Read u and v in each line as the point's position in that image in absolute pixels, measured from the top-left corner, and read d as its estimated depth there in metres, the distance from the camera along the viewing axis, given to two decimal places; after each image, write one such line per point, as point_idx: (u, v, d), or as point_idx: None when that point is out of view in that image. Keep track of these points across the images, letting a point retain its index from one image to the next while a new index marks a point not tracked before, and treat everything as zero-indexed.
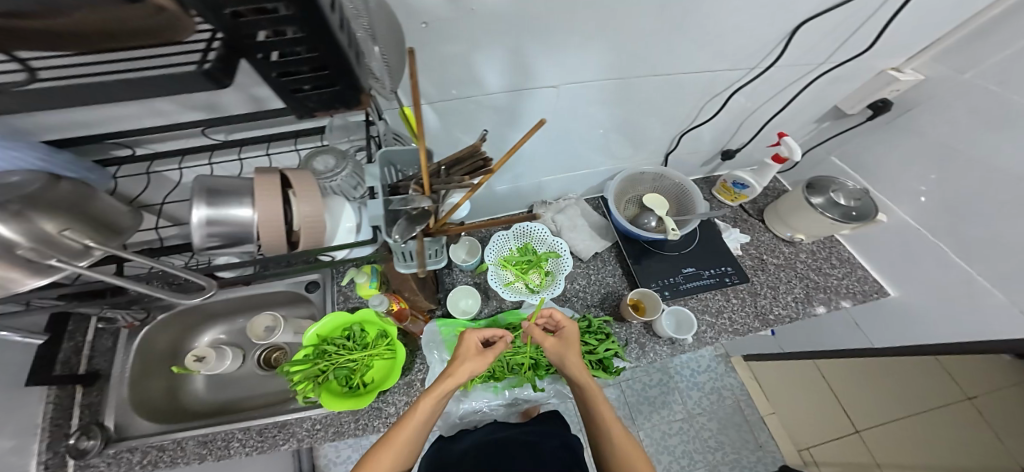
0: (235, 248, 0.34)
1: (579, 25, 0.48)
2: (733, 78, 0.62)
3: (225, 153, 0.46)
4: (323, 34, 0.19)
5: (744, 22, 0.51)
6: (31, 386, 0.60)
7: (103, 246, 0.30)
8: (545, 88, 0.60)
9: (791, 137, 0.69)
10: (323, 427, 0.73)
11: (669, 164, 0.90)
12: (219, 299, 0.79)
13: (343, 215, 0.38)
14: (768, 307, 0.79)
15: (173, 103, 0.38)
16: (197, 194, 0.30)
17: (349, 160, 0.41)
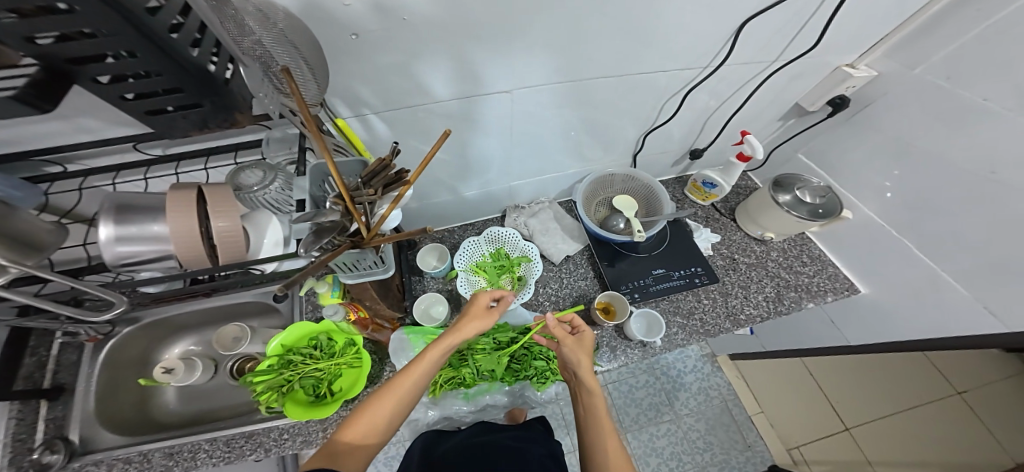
0: (153, 265, 0.34)
1: (518, 33, 0.48)
2: (686, 79, 0.62)
3: (161, 168, 0.46)
4: (157, 54, 0.22)
5: (688, 24, 0.50)
6: None
7: (16, 265, 0.30)
8: (495, 93, 0.59)
9: (753, 135, 0.68)
10: (290, 437, 0.73)
11: (639, 165, 0.90)
12: (187, 310, 0.79)
13: (269, 229, 0.38)
14: (739, 307, 0.79)
15: (94, 121, 0.38)
16: (105, 212, 0.30)
17: (277, 173, 0.41)
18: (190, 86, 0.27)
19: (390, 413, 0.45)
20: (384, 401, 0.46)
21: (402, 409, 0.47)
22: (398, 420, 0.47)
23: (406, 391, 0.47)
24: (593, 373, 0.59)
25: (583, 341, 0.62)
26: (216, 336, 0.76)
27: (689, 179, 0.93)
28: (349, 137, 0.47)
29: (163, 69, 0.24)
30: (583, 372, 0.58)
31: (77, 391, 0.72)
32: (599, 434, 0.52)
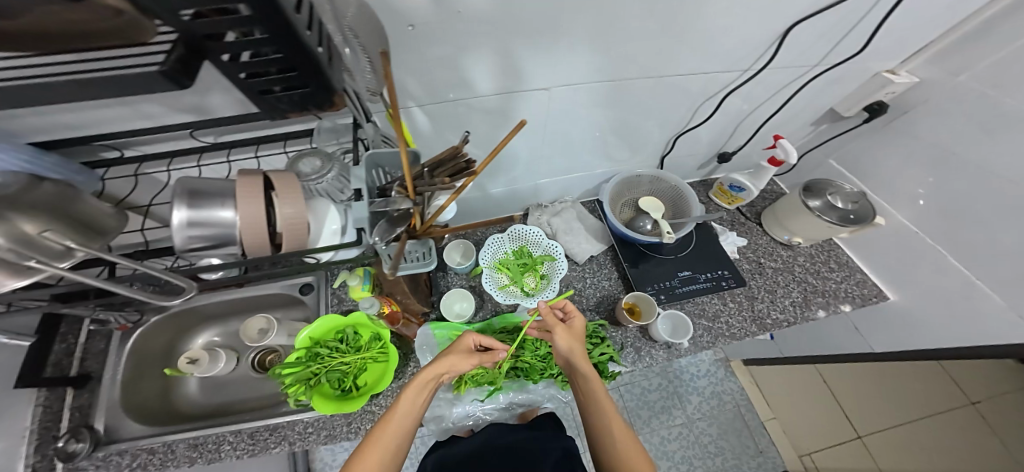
0: (219, 251, 0.34)
1: (563, 29, 0.48)
2: (725, 81, 0.62)
3: (213, 156, 0.46)
4: (289, 31, 0.20)
5: (734, 26, 0.50)
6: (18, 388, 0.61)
7: (86, 248, 0.30)
8: (535, 90, 0.59)
9: (787, 139, 0.68)
10: (315, 430, 0.72)
11: (666, 167, 0.90)
12: (214, 300, 0.79)
13: (328, 217, 0.38)
14: (765, 311, 0.78)
15: (159, 106, 0.38)
16: (178, 196, 0.30)
17: (335, 161, 0.41)
18: (314, 79, 0.24)
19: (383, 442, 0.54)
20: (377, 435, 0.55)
21: (393, 439, 0.55)
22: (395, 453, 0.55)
23: (394, 425, 0.56)
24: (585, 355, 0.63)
25: (573, 328, 0.66)
26: (243, 327, 0.76)
27: (715, 182, 0.93)
28: None
29: (293, 55, 0.22)
30: (577, 356, 0.62)
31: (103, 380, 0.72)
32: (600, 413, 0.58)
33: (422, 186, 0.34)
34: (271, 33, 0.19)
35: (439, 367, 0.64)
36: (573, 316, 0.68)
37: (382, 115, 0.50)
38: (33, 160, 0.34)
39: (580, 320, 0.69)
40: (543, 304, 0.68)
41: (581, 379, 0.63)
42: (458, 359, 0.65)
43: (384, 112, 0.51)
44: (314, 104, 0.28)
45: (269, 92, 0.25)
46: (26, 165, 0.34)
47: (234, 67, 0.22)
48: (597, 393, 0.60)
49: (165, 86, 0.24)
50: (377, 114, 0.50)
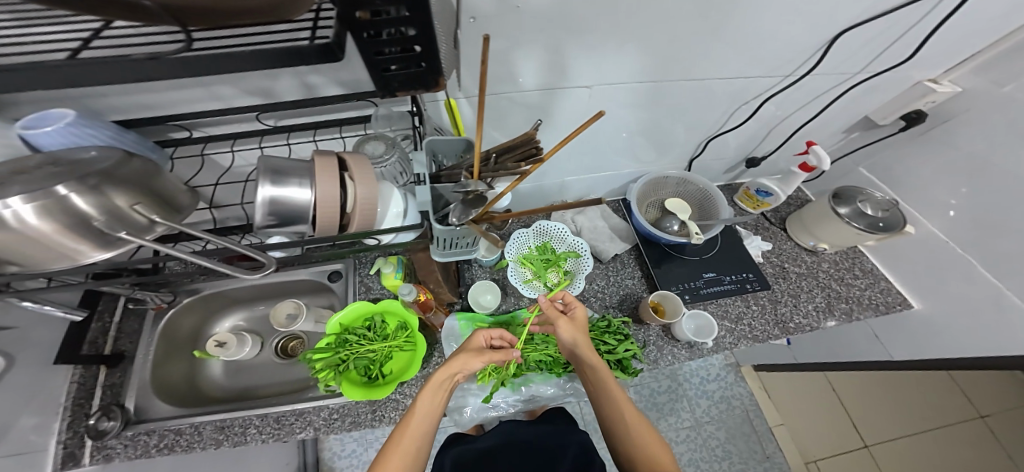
0: (289, 229, 0.35)
1: (619, 31, 0.49)
2: (764, 86, 0.63)
3: (274, 139, 0.49)
4: (428, 8, 0.22)
5: (785, 31, 0.51)
6: (58, 364, 0.63)
7: (164, 222, 0.32)
8: (577, 88, 0.59)
9: (820, 146, 0.68)
10: (339, 417, 0.73)
11: (693, 169, 0.91)
12: (239, 287, 0.82)
13: (392, 201, 0.42)
14: (788, 315, 0.79)
15: (231, 88, 0.40)
16: (262, 174, 0.31)
17: (396, 148, 0.46)
18: (431, 60, 0.27)
19: (409, 442, 0.57)
20: (402, 435, 0.58)
21: (419, 440, 0.58)
22: (421, 452, 0.58)
23: (416, 425, 0.58)
24: (590, 346, 0.65)
25: (576, 320, 0.67)
26: (271, 312, 0.76)
27: (740, 186, 0.94)
28: (454, 116, 0.52)
29: (423, 34, 0.24)
30: (581, 346, 0.65)
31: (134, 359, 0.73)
32: (614, 400, 0.62)
33: (485, 172, 0.40)
34: (413, 11, 0.22)
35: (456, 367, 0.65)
36: (574, 307, 0.69)
37: (438, 104, 0.53)
38: (117, 137, 0.37)
39: (581, 310, 0.69)
40: (543, 298, 0.69)
41: (588, 369, 0.65)
42: (473, 358, 0.66)
43: (437, 101, 0.52)
44: (421, 84, 0.29)
45: (388, 74, 0.27)
46: (112, 140, 0.36)
47: (371, 44, 0.24)
48: (605, 382, 0.63)
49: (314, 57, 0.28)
50: (434, 103, 0.53)
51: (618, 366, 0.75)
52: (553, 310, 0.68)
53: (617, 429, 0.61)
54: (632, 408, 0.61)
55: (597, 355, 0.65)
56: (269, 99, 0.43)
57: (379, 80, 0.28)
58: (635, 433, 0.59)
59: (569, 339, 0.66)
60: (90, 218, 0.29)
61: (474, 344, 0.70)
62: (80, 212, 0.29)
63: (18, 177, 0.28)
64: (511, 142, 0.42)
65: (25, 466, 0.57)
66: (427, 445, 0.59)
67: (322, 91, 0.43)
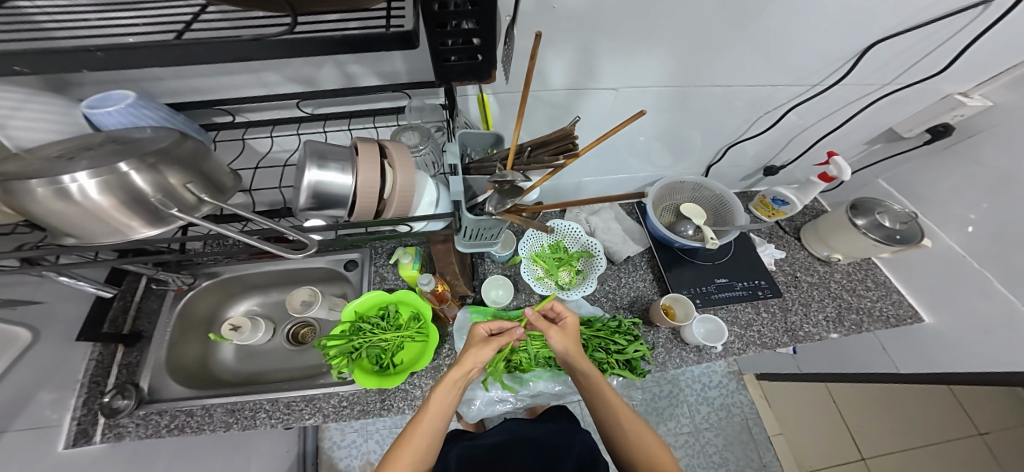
0: (329, 212, 0.38)
1: (656, 39, 0.49)
2: (791, 95, 0.64)
3: (311, 126, 0.56)
4: (492, 4, 0.23)
5: (818, 40, 0.51)
6: (80, 340, 0.66)
7: (212, 200, 0.37)
8: (604, 89, 0.58)
9: (842, 157, 0.68)
10: (348, 405, 0.73)
11: (709, 175, 0.91)
12: (256, 271, 0.85)
13: (426, 191, 0.45)
14: (798, 323, 0.79)
15: (277, 75, 0.46)
16: (308, 158, 0.35)
17: (429, 139, 0.50)
18: (486, 52, 0.28)
19: (416, 446, 0.58)
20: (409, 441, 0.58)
21: (427, 444, 0.58)
22: (429, 454, 0.59)
23: (422, 434, 0.58)
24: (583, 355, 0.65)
25: (568, 329, 0.66)
26: (287, 298, 0.78)
27: (756, 193, 0.95)
28: (484, 112, 0.53)
29: (484, 28, 0.25)
30: (574, 356, 0.65)
31: (151, 340, 0.75)
32: (612, 407, 0.62)
33: (519, 164, 0.40)
34: (479, 7, 0.23)
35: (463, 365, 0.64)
36: (566, 316, 0.68)
37: (469, 98, 0.54)
38: (168, 118, 0.42)
39: (571, 319, 0.68)
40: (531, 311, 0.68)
41: (583, 377, 0.65)
42: (480, 353, 0.65)
43: (469, 96, 0.54)
44: (475, 74, 0.31)
45: (447, 64, 0.29)
46: (164, 121, 0.42)
47: (437, 35, 0.25)
48: (599, 389, 0.63)
49: (386, 44, 0.25)
50: (464, 97, 0.54)
51: (626, 366, 0.75)
52: (543, 322, 0.67)
53: (617, 436, 0.61)
54: (629, 412, 0.62)
55: (591, 364, 0.65)
56: (311, 86, 0.49)
57: (438, 69, 0.29)
58: (635, 436, 0.60)
59: (562, 349, 0.66)
60: (147, 195, 0.33)
61: (475, 338, 0.69)
62: (138, 190, 0.33)
63: (86, 152, 0.33)
64: (546, 137, 0.42)
65: (38, 441, 0.58)
66: (434, 447, 0.60)
67: (359, 80, 0.48)
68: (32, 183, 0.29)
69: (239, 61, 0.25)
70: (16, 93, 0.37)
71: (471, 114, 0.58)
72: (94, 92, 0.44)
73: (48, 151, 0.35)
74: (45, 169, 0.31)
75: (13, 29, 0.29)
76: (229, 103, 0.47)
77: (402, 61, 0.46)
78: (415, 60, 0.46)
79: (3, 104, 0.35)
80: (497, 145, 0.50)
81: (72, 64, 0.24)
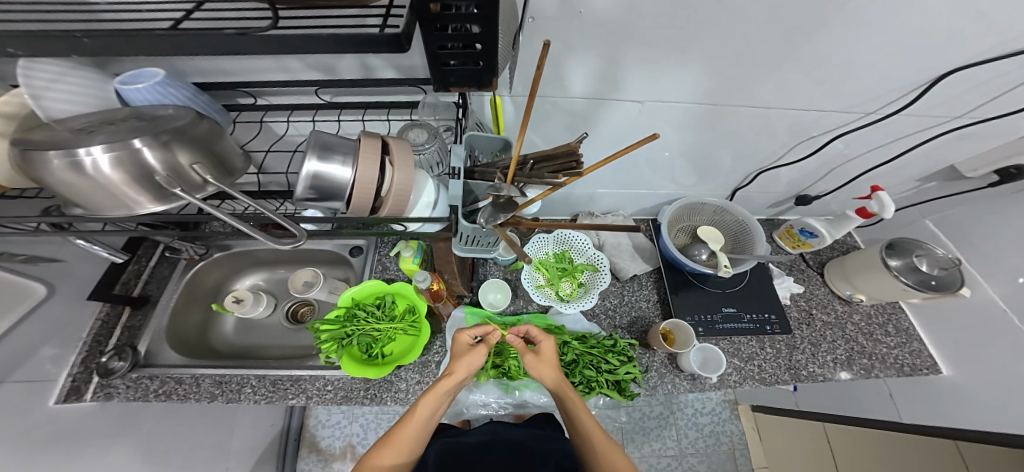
0: (324, 204, 0.39)
1: (695, 53, 0.44)
2: (842, 121, 0.57)
3: (327, 113, 0.54)
4: (497, 8, 0.21)
5: (887, 60, 0.45)
6: (90, 300, 0.68)
7: (217, 183, 0.36)
8: (628, 101, 0.53)
9: (886, 192, 0.59)
10: (333, 390, 0.73)
11: (734, 199, 0.85)
12: (267, 247, 0.86)
13: (425, 191, 0.44)
14: (802, 362, 0.76)
15: (301, 59, 0.44)
16: (311, 148, 0.35)
17: (437, 139, 0.48)
18: (489, 59, 0.26)
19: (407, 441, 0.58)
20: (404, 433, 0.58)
21: (416, 439, 0.58)
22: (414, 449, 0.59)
23: (415, 430, 0.58)
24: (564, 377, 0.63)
25: (543, 356, 0.63)
26: (291, 278, 0.79)
27: (783, 223, 0.90)
28: (496, 114, 0.50)
29: (487, 33, 0.24)
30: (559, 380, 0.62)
31: (157, 304, 0.78)
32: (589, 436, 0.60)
33: (519, 177, 0.38)
34: (483, 10, 0.21)
35: (463, 366, 0.62)
36: (543, 341, 0.65)
37: (484, 99, 0.52)
38: (192, 98, 0.42)
39: (550, 341, 0.65)
40: (513, 337, 0.65)
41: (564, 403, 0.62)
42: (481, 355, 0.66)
43: (486, 96, 0.52)
44: (478, 80, 0.29)
45: (446, 68, 0.27)
46: (187, 101, 0.41)
47: (435, 38, 0.24)
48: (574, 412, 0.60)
49: (385, 46, 0.24)
50: (479, 97, 0.52)
51: (615, 387, 0.73)
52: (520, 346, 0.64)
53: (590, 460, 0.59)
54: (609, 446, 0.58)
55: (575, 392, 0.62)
56: (330, 74, 0.48)
57: (437, 74, 0.28)
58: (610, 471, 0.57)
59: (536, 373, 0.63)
60: (154, 172, 0.33)
61: (461, 345, 0.65)
62: (146, 166, 0.32)
63: (106, 127, 0.33)
64: (550, 151, 0.40)
65: (32, 393, 0.60)
66: (420, 442, 0.59)
67: (381, 72, 0.47)
68: (49, 154, 0.30)
69: (246, 48, 0.24)
70: (54, 66, 0.37)
71: (482, 114, 0.56)
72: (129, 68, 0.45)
73: (75, 122, 0.34)
74: (68, 140, 0.31)
75: (58, 6, 0.30)
76: (252, 87, 0.46)
77: (420, 56, 0.45)
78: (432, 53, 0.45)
79: (44, 76, 0.36)
80: (504, 151, 0.50)
81: (83, 38, 0.23)
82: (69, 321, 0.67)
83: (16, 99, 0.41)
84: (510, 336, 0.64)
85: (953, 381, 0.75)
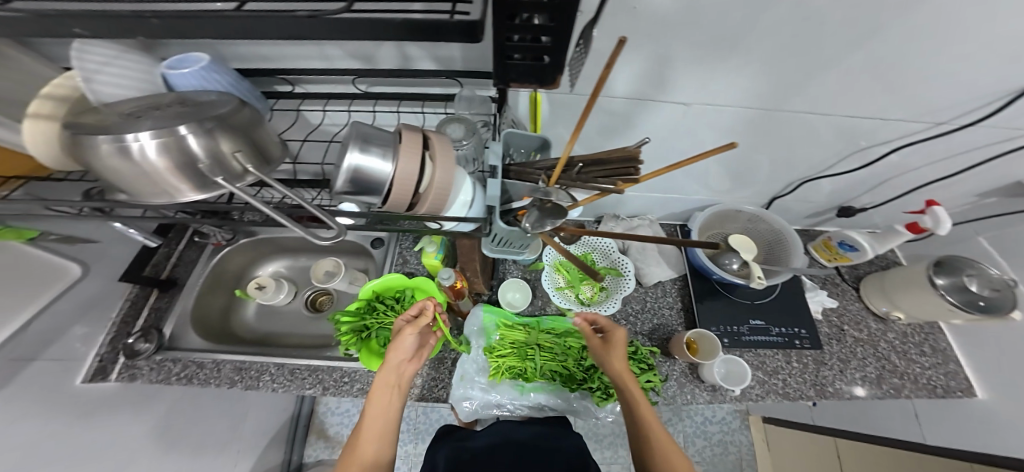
0: (362, 198, 0.37)
1: (756, 53, 0.41)
2: (909, 130, 0.54)
3: (362, 104, 0.53)
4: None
5: (968, 68, 0.41)
6: (121, 281, 0.68)
7: (257, 172, 0.35)
8: (674, 103, 0.51)
9: (942, 207, 0.56)
10: (349, 382, 0.72)
11: (769, 208, 0.82)
12: (292, 235, 0.86)
13: (462, 189, 0.42)
14: (830, 379, 0.73)
15: (345, 47, 0.43)
16: (352, 139, 0.34)
17: (474, 135, 0.47)
18: (556, 55, 0.24)
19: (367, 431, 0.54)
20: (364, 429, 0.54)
21: (378, 427, 0.54)
22: (383, 442, 0.54)
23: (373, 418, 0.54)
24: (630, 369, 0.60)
25: (611, 344, 0.61)
26: (313, 267, 0.80)
27: (819, 234, 0.86)
28: (534, 111, 0.48)
29: (559, 25, 0.21)
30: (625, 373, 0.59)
31: (183, 287, 0.78)
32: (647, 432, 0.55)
33: (564, 180, 0.37)
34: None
35: (397, 351, 0.59)
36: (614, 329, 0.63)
37: (521, 95, 0.50)
38: (234, 85, 0.40)
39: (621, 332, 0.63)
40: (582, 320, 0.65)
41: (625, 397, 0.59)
42: (418, 335, 0.62)
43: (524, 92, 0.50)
44: (540, 76, 0.27)
45: (509, 62, 0.25)
46: (230, 87, 0.40)
47: (504, 28, 0.22)
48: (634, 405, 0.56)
49: (453, 36, 0.22)
50: (516, 93, 0.50)
51: None
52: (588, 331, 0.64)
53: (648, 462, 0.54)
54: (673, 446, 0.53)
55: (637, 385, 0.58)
56: (369, 64, 0.47)
57: (498, 67, 0.26)
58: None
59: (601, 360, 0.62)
60: (197, 160, 0.32)
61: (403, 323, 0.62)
62: (190, 153, 0.31)
63: (153, 112, 0.32)
64: (603, 155, 0.39)
65: (62, 370, 0.61)
66: (388, 431, 0.55)
67: (425, 64, 0.46)
68: (99, 138, 0.29)
69: (312, 32, 0.22)
70: (107, 50, 0.36)
71: (518, 110, 0.53)
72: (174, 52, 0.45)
73: (123, 106, 0.33)
74: (117, 124, 0.30)
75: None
76: (293, 75, 0.45)
77: (460, 49, 0.43)
78: (476, 46, 0.43)
79: (96, 59, 0.36)
80: (543, 150, 0.48)
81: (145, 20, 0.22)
82: (98, 300, 0.68)
83: (71, 81, 0.41)
84: (577, 318, 0.65)
85: (989, 407, 0.72)
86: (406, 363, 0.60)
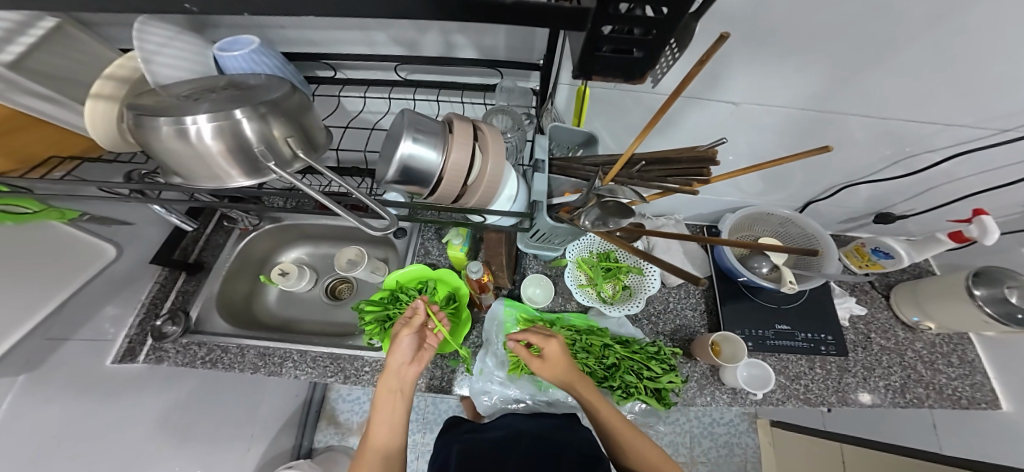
0: (411, 188, 0.37)
1: (819, 51, 0.40)
2: (967, 137, 0.52)
3: (402, 91, 0.52)
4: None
5: None
6: (153, 263, 0.71)
7: (308, 158, 0.34)
8: (722, 101, 0.50)
9: (991, 216, 0.54)
10: (372, 371, 0.72)
11: (802, 211, 0.80)
12: (318, 223, 0.86)
13: (508, 183, 0.41)
14: (853, 386, 0.73)
15: (396, 33, 0.42)
16: (406, 127, 0.33)
17: (520, 129, 0.47)
18: (651, 50, 0.23)
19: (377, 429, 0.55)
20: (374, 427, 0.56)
21: (388, 424, 0.56)
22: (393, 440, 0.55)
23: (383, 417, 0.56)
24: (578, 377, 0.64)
25: (549, 361, 0.64)
26: (336, 255, 0.80)
27: (850, 240, 0.85)
28: (579, 104, 0.44)
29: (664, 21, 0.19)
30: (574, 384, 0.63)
31: (210, 271, 0.79)
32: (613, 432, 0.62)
33: (622, 177, 0.38)
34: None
35: (396, 354, 0.59)
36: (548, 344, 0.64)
37: (567, 88, 0.48)
38: (282, 68, 0.40)
39: (555, 343, 0.65)
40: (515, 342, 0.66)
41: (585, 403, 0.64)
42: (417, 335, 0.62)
43: (571, 85, 0.48)
44: (628, 69, 0.26)
45: (597, 55, 0.24)
46: (279, 70, 0.39)
47: (603, 20, 0.20)
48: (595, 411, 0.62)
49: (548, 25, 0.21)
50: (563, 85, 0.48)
51: (654, 394, 0.70)
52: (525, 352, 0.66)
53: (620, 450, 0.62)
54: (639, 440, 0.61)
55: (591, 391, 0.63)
56: (414, 51, 0.46)
57: (584, 59, 0.25)
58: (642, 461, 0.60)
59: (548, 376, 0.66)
60: (251, 144, 0.32)
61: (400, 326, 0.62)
62: (245, 138, 0.31)
63: (211, 94, 0.32)
64: (670, 154, 0.39)
65: (94, 349, 0.62)
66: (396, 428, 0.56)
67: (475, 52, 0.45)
68: (160, 120, 0.29)
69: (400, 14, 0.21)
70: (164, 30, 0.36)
71: (560, 104, 0.51)
72: (223, 34, 0.44)
73: (180, 88, 0.33)
74: (177, 106, 0.30)
75: None
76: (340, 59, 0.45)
77: (506, 37, 0.42)
78: (529, 35, 0.42)
79: (155, 39, 0.35)
80: (588, 144, 0.47)
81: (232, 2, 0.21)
82: (128, 281, 0.69)
83: (131, 62, 0.42)
84: (512, 342, 0.66)
85: (1016, 421, 0.71)
86: (408, 365, 0.59)
